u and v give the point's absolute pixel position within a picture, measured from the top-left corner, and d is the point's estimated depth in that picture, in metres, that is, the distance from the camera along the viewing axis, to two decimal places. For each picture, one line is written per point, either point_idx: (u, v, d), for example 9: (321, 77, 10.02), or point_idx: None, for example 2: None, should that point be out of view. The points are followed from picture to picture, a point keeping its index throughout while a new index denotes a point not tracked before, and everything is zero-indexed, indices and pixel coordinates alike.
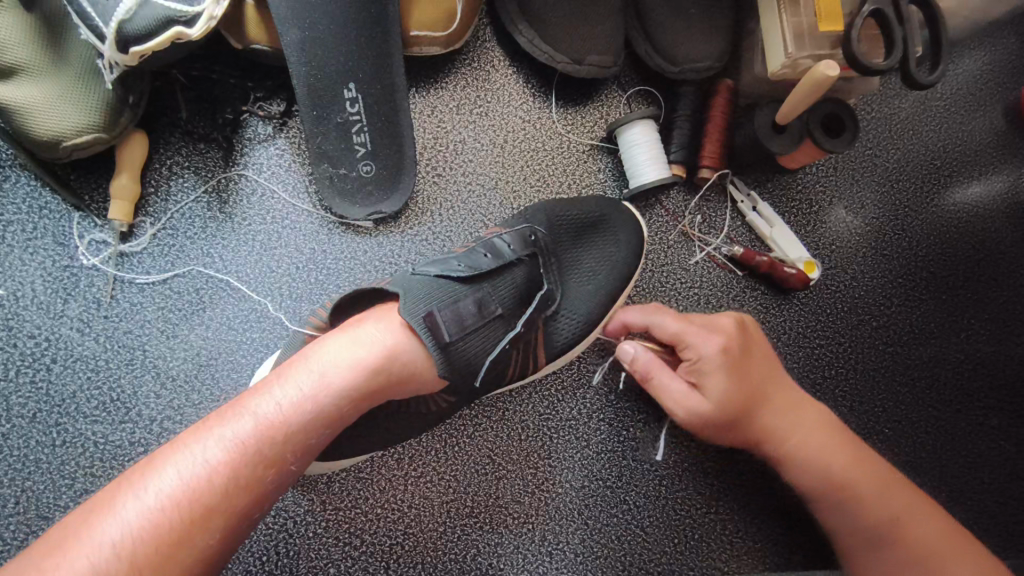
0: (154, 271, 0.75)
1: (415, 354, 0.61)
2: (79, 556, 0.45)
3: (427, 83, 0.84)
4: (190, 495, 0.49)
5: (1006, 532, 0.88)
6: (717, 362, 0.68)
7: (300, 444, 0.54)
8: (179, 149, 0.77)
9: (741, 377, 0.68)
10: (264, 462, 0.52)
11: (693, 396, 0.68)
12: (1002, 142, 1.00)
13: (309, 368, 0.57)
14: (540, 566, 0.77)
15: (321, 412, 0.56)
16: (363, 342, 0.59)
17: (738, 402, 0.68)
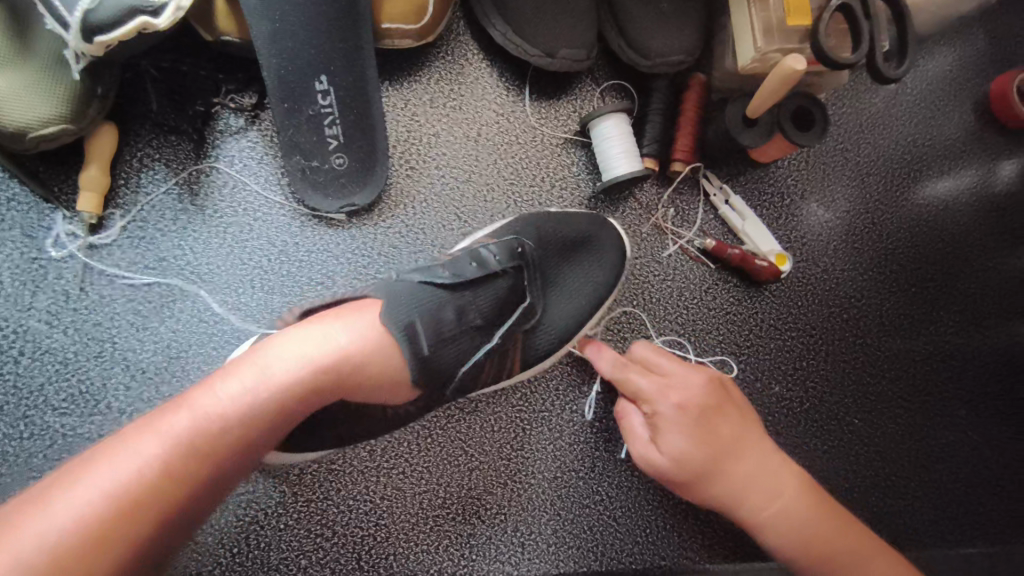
0: (124, 263, 0.74)
1: (370, 355, 0.61)
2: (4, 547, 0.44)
3: (400, 76, 0.84)
4: (124, 489, 0.48)
5: (971, 519, 0.90)
6: (674, 421, 0.69)
7: (256, 438, 0.55)
8: (149, 141, 0.77)
9: (701, 435, 0.69)
10: (202, 458, 0.52)
11: (652, 452, 0.70)
12: (971, 137, 1.02)
13: (257, 363, 0.57)
14: (512, 556, 0.78)
15: (267, 410, 0.56)
16: (318, 341, 0.60)
17: (697, 461, 0.68)
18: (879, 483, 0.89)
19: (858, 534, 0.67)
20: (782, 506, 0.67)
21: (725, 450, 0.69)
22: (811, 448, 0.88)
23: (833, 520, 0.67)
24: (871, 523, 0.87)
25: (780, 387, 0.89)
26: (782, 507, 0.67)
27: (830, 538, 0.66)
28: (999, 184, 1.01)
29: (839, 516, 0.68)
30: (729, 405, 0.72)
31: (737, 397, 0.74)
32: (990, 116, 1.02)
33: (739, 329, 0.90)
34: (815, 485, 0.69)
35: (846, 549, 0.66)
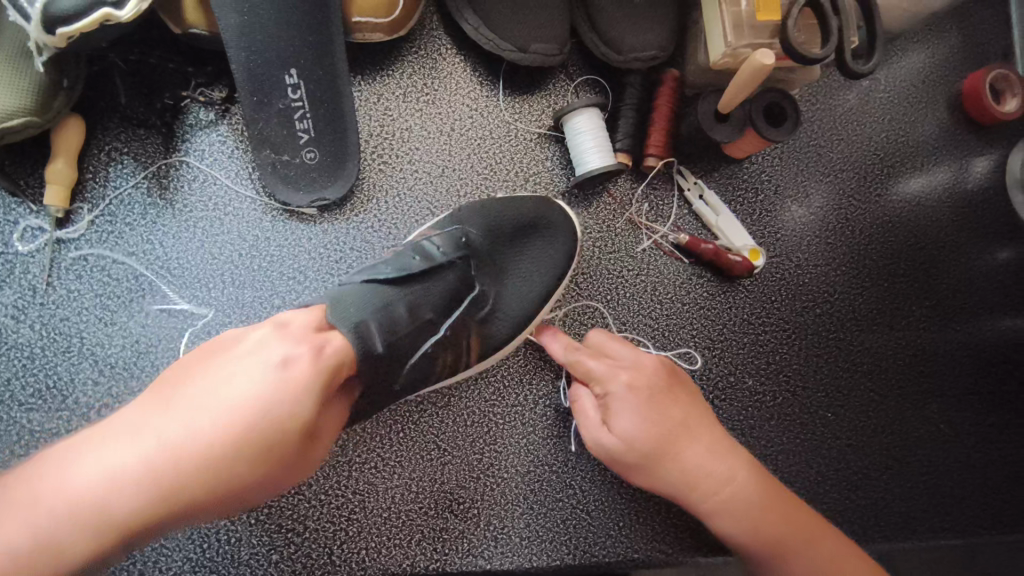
0: (92, 258, 0.74)
1: (220, 459, 0.52)
2: None
3: (373, 70, 0.84)
4: None
5: (942, 511, 0.91)
6: (624, 401, 0.71)
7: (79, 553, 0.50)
8: (118, 135, 0.76)
9: (652, 414, 0.70)
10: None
11: (605, 433, 0.71)
12: (944, 134, 1.02)
13: (93, 461, 0.51)
14: (485, 550, 0.78)
15: (88, 528, 0.50)
16: (162, 433, 0.52)
17: (649, 440, 0.69)
18: (852, 476, 0.90)
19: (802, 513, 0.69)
20: (732, 484, 0.68)
21: (676, 429, 0.70)
22: (784, 442, 0.89)
23: (779, 500, 0.69)
24: (842, 516, 0.88)
25: (753, 381, 0.90)
26: (734, 489, 0.68)
27: (776, 519, 0.67)
28: (971, 181, 1.02)
29: (783, 496, 0.69)
30: (678, 388, 0.74)
31: (685, 382, 0.76)
32: (963, 113, 1.03)
33: (713, 323, 0.90)
34: (762, 470, 0.71)
35: (791, 528, 0.67)
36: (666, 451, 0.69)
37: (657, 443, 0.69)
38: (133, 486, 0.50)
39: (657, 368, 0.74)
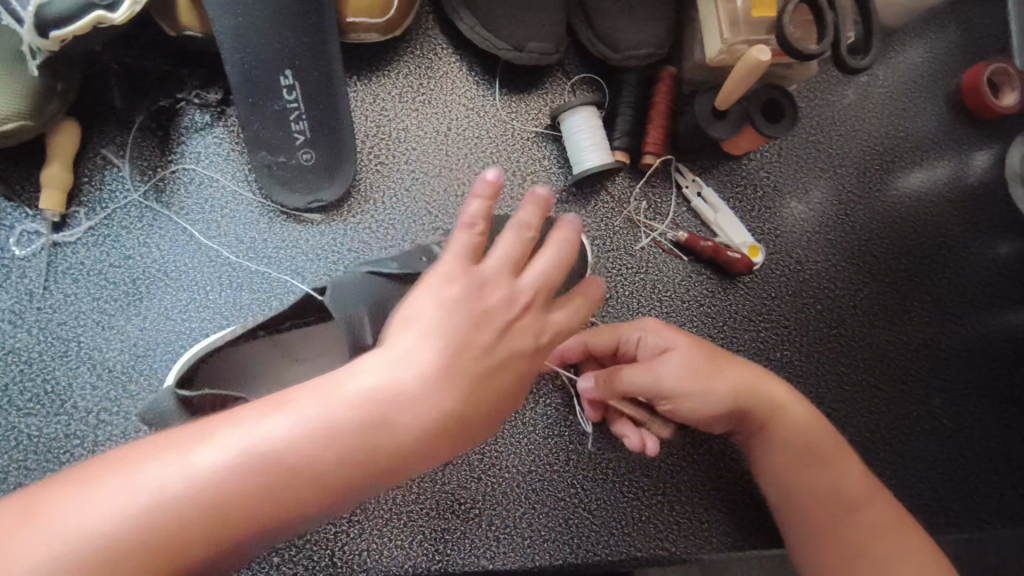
0: (89, 261, 0.74)
1: (388, 446, 0.43)
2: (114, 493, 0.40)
3: (369, 71, 0.84)
4: (209, 485, 0.41)
5: (946, 507, 0.90)
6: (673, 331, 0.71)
7: (257, 512, 0.41)
8: (113, 138, 0.76)
9: (696, 339, 0.71)
10: (223, 516, 0.40)
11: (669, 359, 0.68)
12: (943, 128, 1.02)
13: (234, 428, 0.42)
14: (487, 550, 0.77)
15: (294, 444, 0.42)
16: (289, 424, 0.42)
17: (707, 353, 0.69)
18: None
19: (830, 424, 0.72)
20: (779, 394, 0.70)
21: (721, 351, 0.71)
22: None
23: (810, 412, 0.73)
24: None
25: None
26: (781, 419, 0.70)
27: (816, 423, 0.71)
28: (970, 175, 1.01)
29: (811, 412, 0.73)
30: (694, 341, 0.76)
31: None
32: (962, 107, 1.03)
33: (714, 320, 0.90)
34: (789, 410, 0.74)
35: (827, 431, 0.71)
36: (725, 361, 0.69)
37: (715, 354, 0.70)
38: (290, 441, 0.42)
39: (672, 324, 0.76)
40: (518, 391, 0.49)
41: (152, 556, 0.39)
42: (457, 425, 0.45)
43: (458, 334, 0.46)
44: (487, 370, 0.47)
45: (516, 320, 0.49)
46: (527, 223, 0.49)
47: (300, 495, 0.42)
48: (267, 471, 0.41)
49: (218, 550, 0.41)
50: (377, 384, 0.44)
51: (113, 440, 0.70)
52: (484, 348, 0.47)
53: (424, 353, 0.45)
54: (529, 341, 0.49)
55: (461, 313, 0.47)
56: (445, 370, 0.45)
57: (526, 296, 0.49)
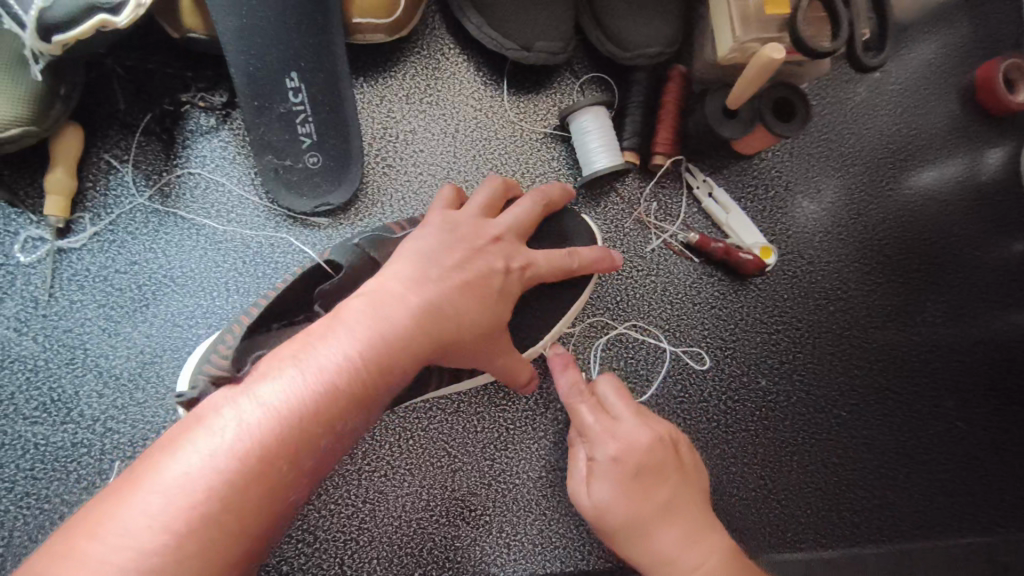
0: (94, 268, 0.73)
1: (371, 371, 0.53)
2: (147, 502, 0.44)
3: (376, 72, 0.83)
4: (238, 464, 0.46)
5: (960, 510, 0.89)
6: (608, 471, 0.66)
7: (279, 469, 0.47)
8: (117, 142, 0.75)
9: (632, 486, 0.65)
10: (249, 481, 0.46)
11: (587, 503, 0.66)
12: (956, 126, 1.01)
13: (231, 410, 0.49)
14: (498, 558, 0.77)
15: (301, 404, 0.49)
16: (291, 379, 0.51)
17: (626, 510, 0.64)
18: (869, 476, 0.88)
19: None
20: (650, 545, 0.63)
21: (661, 510, 0.64)
22: (800, 443, 0.87)
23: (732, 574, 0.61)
24: (861, 516, 0.87)
25: (767, 381, 0.88)
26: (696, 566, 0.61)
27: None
28: (984, 173, 1.00)
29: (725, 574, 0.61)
30: (678, 465, 0.67)
31: (692, 458, 0.70)
32: (975, 104, 1.01)
33: (725, 323, 0.88)
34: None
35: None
36: (644, 528, 0.63)
37: (637, 517, 0.64)
38: (287, 403, 0.49)
39: (655, 441, 0.67)
40: (489, 309, 0.63)
41: (208, 540, 0.43)
42: (426, 346, 0.57)
43: (423, 283, 0.59)
44: (458, 287, 0.61)
45: (487, 245, 0.66)
46: (487, 199, 0.70)
47: (312, 437, 0.49)
48: (279, 425, 0.48)
49: (263, 516, 0.46)
50: (347, 335, 0.54)
51: (120, 449, 0.70)
52: (449, 288, 0.60)
53: (391, 302, 0.57)
54: (498, 262, 0.65)
55: (429, 269, 0.61)
56: (415, 309, 0.57)
57: (498, 231, 0.68)
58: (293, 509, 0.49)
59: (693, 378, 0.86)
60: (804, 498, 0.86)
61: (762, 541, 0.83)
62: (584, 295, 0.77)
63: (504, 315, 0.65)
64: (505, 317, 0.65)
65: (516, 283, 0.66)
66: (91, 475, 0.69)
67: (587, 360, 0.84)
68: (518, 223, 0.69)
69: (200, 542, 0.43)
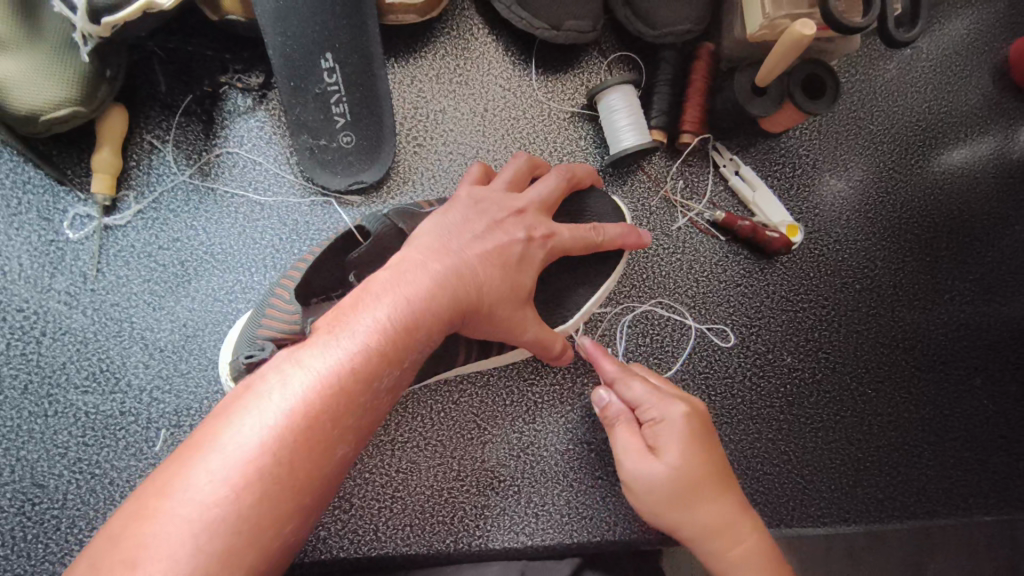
0: (139, 244, 0.76)
1: (407, 336, 0.55)
2: (212, 467, 0.46)
3: (407, 53, 0.84)
4: (291, 428, 0.48)
5: (985, 487, 0.90)
6: (676, 433, 0.67)
7: (328, 431, 0.50)
8: (159, 123, 0.78)
9: (692, 452, 0.66)
10: (303, 444, 0.48)
11: (649, 460, 0.66)
12: (989, 102, 0.99)
13: (279, 377, 0.51)
14: (526, 526, 0.79)
15: (344, 370, 0.52)
16: (332, 347, 0.53)
17: (686, 472, 0.65)
18: (894, 453, 0.89)
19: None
20: (710, 507, 0.65)
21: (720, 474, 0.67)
22: (825, 419, 0.88)
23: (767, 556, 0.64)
24: (884, 492, 0.87)
25: (793, 358, 0.89)
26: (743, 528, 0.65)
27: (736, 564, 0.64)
28: (1017, 150, 0.99)
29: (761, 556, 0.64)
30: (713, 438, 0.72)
31: None
32: (1008, 80, 1.00)
33: (751, 301, 0.89)
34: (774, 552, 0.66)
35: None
36: (699, 491, 0.65)
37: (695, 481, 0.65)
38: (331, 368, 0.52)
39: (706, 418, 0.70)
40: (510, 275, 0.64)
41: (269, 493, 0.46)
42: (454, 310, 0.59)
43: (444, 251, 0.61)
44: (479, 255, 0.63)
45: (509, 217, 0.67)
46: (511, 175, 0.71)
47: (356, 397, 0.52)
48: (324, 387, 0.51)
49: (317, 472, 0.49)
50: (378, 302, 0.56)
51: (166, 417, 0.73)
52: (469, 256, 0.62)
53: (416, 270, 0.59)
54: (519, 232, 0.67)
55: (450, 240, 0.63)
56: (439, 275, 0.59)
57: (521, 204, 0.69)
58: (343, 465, 0.51)
59: (718, 354, 0.87)
60: (828, 473, 0.87)
61: (786, 515, 0.84)
62: (615, 273, 0.78)
63: (527, 281, 0.66)
64: (527, 284, 0.66)
65: (538, 251, 0.67)
66: (139, 442, 0.72)
67: (613, 335, 0.86)
68: (541, 197, 0.70)
69: (263, 500, 0.46)
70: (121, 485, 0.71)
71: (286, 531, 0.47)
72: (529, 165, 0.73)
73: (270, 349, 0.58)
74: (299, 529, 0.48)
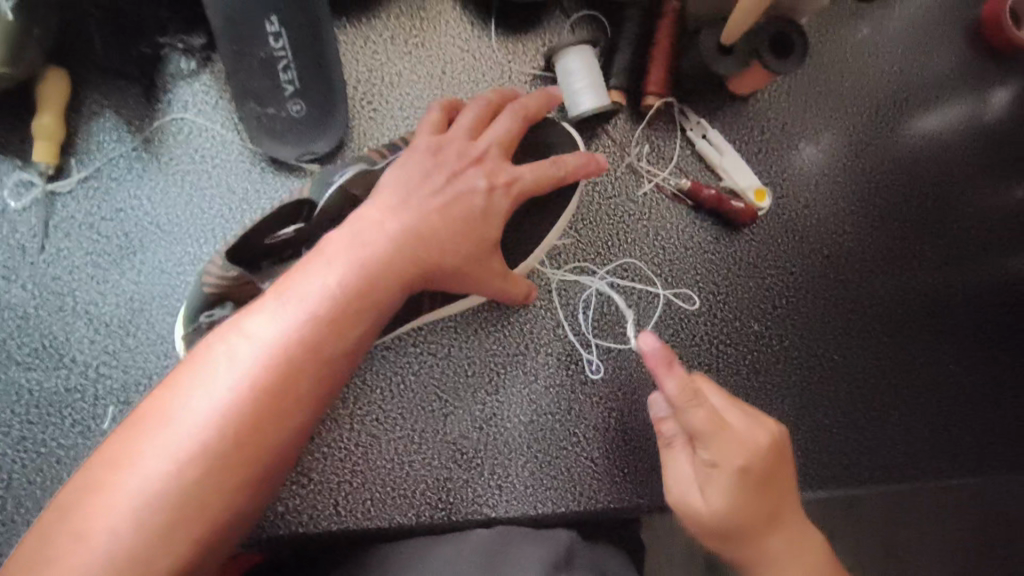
0: (80, 214, 0.73)
1: (361, 302, 0.54)
2: (158, 443, 0.45)
3: (359, 13, 0.81)
4: (239, 402, 0.48)
5: (949, 451, 0.90)
6: (729, 483, 0.57)
7: (280, 402, 0.49)
8: (99, 88, 0.75)
9: (744, 490, 0.57)
10: (253, 416, 0.48)
11: (692, 495, 0.59)
12: (962, 63, 0.97)
13: (227, 346, 0.50)
14: (490, 498, 0.78)
15: (295, 338, 0.51)
16: (282, 312, 0.51)
17: (739, 518, 0.57)
18: (858, 417, 0.88)
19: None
20: (758, 547, 0.58)
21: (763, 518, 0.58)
22: (791, 386, 0.87)
23: None
24: (849, 458, 0.87)
25: (760, 326, 0.88)
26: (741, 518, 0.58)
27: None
28: (988, 113, 0.98)
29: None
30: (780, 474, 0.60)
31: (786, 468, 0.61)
32: (981, 41, 0.98)
33: (717, 268, 0.88)
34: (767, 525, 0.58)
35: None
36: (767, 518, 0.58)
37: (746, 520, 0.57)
38: (279, 337, 0.50)
39: (772, 445, 0.60)
40: (473, 228, 0.63)
41: (212, 465, 0.46)
42: (410, 270, 0.58)
43: (399, 207, 0.59)
44: (436, 210, 0.61)
45: (468, 165, 0.64)
46: (474, 117, 0.68)
47: (308, 366, 0.50)
48: (271, 356, 0.49)
49: (269, 444, 0.48)
50: (327, 265, 0.54)
51: (114, 394, 0.70)
52: (427, 210, 0.61)
53: (371, 231, 0.57)
54: (480, 181, 0.64)
55: (406, 199, 0.61)
56: (393, 235, 0.58)
57: (482, 151, 0.66)
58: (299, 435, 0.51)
59: (684, 322, 0.86)
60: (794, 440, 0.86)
61: None
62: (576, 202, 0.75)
63: (492, 233, 0.64)
64: (493, 234, 0.64)
65: (502, 199, 0.65)
66: (87, 419, 0.69)
67: (576, 305, 0.83)
68: (505, 137, 0.67)
69: (213, 474, 0.46)
70: (67, 464, 0.69)
71: (241, 498, 0.47)
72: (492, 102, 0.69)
73: (230, 307, 0.64)
74: (256, 494, 0.48)
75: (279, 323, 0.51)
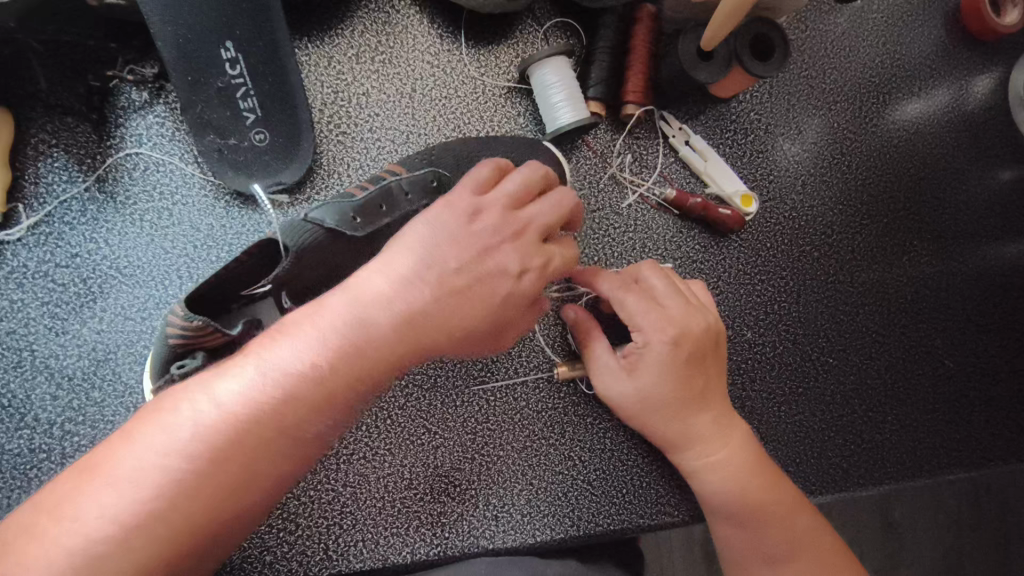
0: (33, 262, 0.69)
1: (343, 383, 0.51)
2: (103, 498, 0.45)
3: (321, 32, 0.77)
4: (192, 467, 0.46)
5: (949, 448, 0.89)
6: (654, 365, 0.67)
7: (235, 474, 0.47)
8: (44, 126, 0.71)
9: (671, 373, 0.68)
10: (203, 484, 0.46)
11: (621, 383, 0.69)
12: (942, 52, 0.96)
13: (192, 402, 0.48)
14: (486, 530, 0.74)
15: (264, 408, 0.49)
16: (256, 376, 0.49)
17: (660, 397, 0.68)
18: (856, 420, 0.86)
19: (818, 528, 0.65)
20: (685, 424, 0.68)
21: (692, 398, 0.68)
22: (788, 393, 0.85)
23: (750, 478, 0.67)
24: (850, 462, 0.85)
25: (753, 333, 0.85)
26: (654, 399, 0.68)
27: (718, 483, 0.67)
28: (970, 101, 0.96)
29: (816, 557, 0.63)
30: (712, 357, 0.69)
31: (717, 360, 0.70)
32: (959, 29, 0.97)
33: (707, 277, 0.85)
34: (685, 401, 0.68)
35: (741, 502, 0.66)
36: (687, 409, 0.68)
37: (675, 403, 0.68)
38: (245, 404, 0.48)
39: (704, 333, 0.68)
40: (488, 312, 0.57)
41: (150, 530, 0.45)
42: (404, 359, 0.54)
43: (417, 283, 0.54)
44: (458, 291, 0.56)
45: (504, 244, 0.58)
46: (522, 184, 0.60)
47: (268, 444, 0.48)
48: (231, 428, 0.47)
49: (215, 515, 0.47)
50: (316, 337, 0.51)
51: (81, 451, 0.66)
52: (448, 292, 0.55)
53: (375, 303, 0.53)
54: (512, 263, 0.58)
55: (433, 273, 0.55)
56: (399, 317, 0.54)
57: (520, 227, 0.59)
58: (252, 508, 0.49)
59: None
60: (793, 449, 0.84)
61: None
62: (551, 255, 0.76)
63: (519, 319, 0.60)
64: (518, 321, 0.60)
65: (534, 283, 0.59)
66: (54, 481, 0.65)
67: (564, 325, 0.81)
68: (548, 222, 0.59)
69: (149, 541, 0.44)
70: None
71: (174, 571, 0.46)
72: (541, 179, 0.61)
73: (202, 357, 0.60)
74: (190, 569, 0.47)
75: (249, 387, 0.49)
